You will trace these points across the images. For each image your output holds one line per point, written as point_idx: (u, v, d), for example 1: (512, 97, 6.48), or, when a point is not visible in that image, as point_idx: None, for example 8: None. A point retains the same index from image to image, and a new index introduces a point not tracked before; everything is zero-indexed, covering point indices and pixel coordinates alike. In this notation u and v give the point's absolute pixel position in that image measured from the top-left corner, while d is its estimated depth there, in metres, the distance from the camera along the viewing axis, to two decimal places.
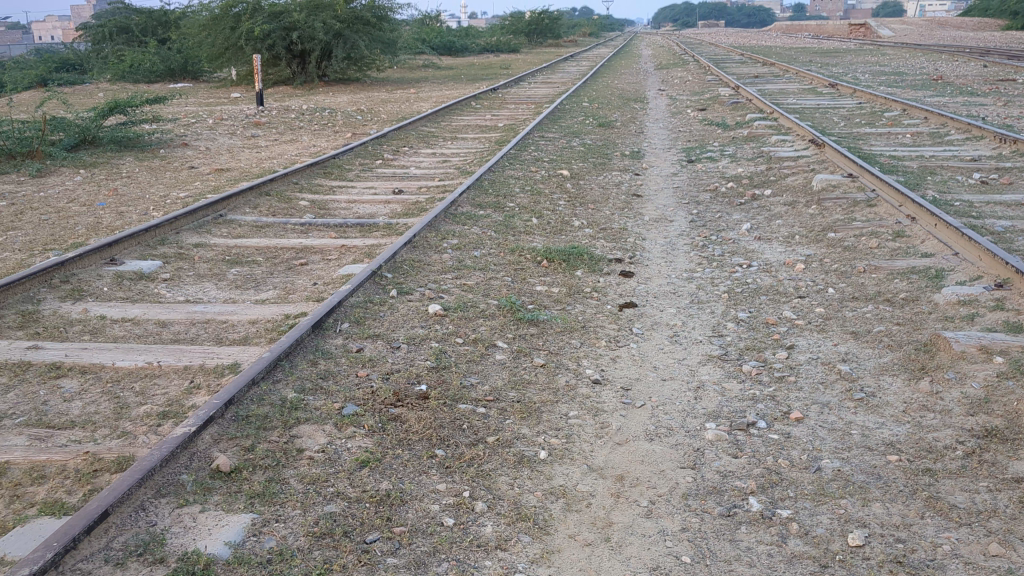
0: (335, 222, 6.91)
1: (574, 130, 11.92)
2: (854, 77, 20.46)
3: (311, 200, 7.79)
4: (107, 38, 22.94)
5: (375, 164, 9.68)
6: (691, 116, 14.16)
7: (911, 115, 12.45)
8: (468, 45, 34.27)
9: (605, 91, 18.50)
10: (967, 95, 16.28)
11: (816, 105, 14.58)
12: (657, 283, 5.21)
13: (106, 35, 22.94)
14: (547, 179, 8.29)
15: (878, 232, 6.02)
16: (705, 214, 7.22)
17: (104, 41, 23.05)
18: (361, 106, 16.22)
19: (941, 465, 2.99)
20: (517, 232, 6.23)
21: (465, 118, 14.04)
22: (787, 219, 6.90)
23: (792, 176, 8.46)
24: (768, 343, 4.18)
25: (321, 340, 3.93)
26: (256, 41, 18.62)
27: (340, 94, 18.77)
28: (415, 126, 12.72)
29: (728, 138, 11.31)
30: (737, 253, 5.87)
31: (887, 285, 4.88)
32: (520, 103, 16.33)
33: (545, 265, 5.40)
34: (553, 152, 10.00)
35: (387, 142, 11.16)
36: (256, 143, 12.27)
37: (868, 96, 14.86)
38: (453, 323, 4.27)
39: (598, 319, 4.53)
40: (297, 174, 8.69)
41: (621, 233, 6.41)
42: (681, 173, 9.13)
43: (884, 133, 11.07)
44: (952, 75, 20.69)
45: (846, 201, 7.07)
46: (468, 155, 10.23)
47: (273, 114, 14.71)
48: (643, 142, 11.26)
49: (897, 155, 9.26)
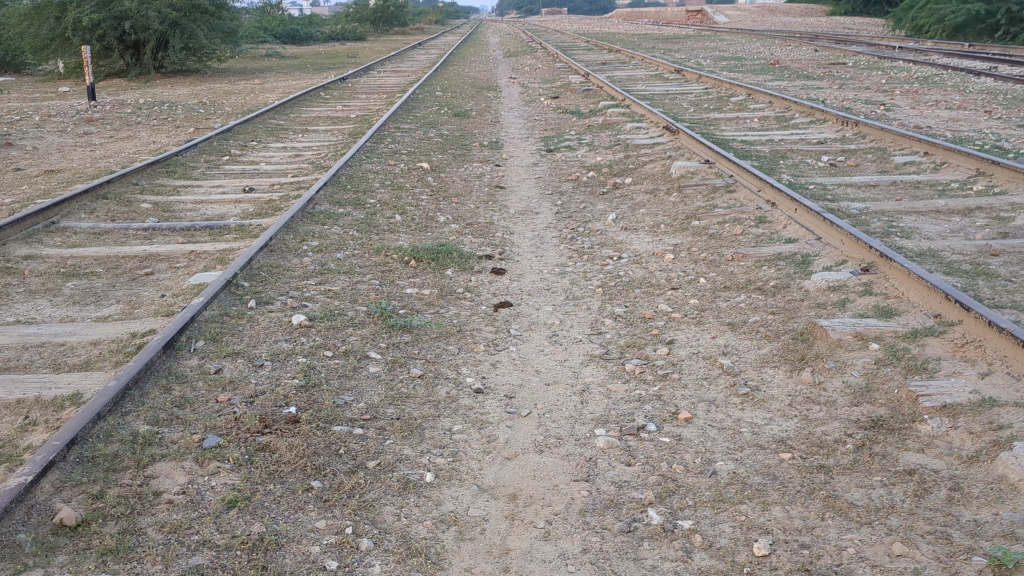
0: (182, 225, 6.44)
1: (429, 121, 11.67)
2: (698, 63, 21.01)
3: (154, 202, 7.26)
4: None
5: (222, 160, 9.16)
6: (545, 104, 14.15)
7: (755, 100, 12.82)
8: (313, 33, 33.42)
9: (457, 79, 18.31)
10: (804, 78, 16.95)
11: (666, 91, 14.84)
12: (529, 279, 5.06)
13: None
14: (407, 172, 8.03)
15: (741, 218, 6.07)
16: (569, 204, 7.14)
17: None
18: (203, 99, 15.44)
19: (834, 462, 2.95)
20: (380, 230, 5.96)
21: (315, 110, 13.56)
22: (651, 207, 6.90)
23: (650, 163, 8.50)
24: (648, 339, 4.09)
25: (174, 362, 3.58)
26: (84, 31, 17.56)
27: (179, 86, 17.83)
28: (262, 119, 12.17)
29: (584, 126, 11.32)
30: (606, 244, 5.80)
31: (757, 273, 4.90)
32: (371, 93, 15.92)
33: (413, 265, 5.16)
34: (409, 143, 9.73)
35: (234, 137, 10.62)
36: (89, 140, 11.45)
37: (714, 82, 15.24)
38: (320, 334, 3.99)
39: (473, 321, 4.34)
40: (137, 174, 8.10)
41: (487, 227, 6.23)
42: (541, 162, 9.04)
43: (732, 118, 11.33)
44: (788, 59, 21.54)
45: (706, 187, 7.12)
46: (322, 149, 9.83)
47: (107, 109, 13.80)
48: (500, 132, 11.14)
49: (749, 139, 9.47)
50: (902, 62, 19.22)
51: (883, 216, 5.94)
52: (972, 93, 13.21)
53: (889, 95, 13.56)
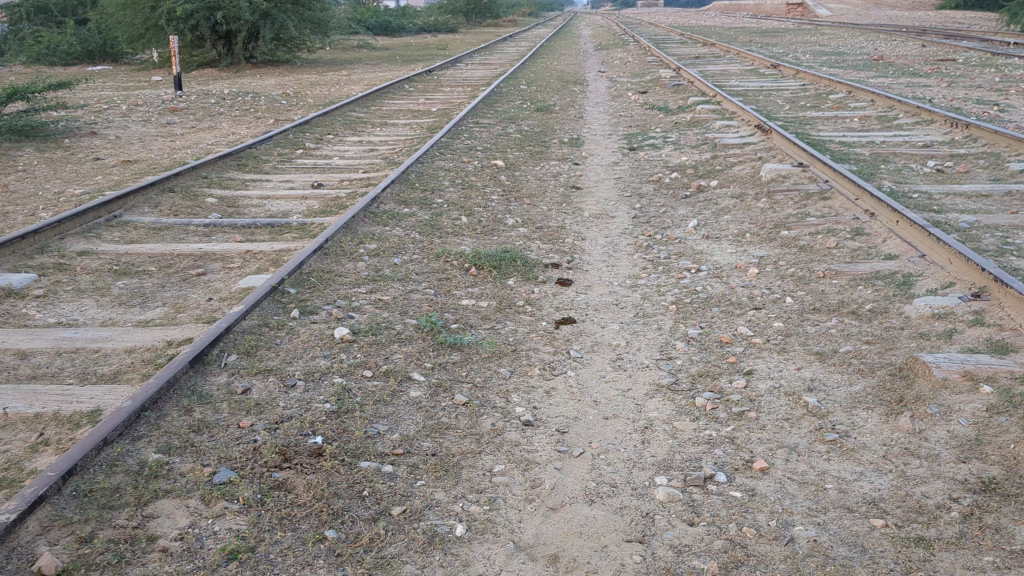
0: (243, 222, 6.24)
1: (510, 115, 11.33)
2: (796, 58, 20.17)
3: (220, 196, 7.10)
4: (24, 19, 21.58)
5: (295, 154, 8.99)
6: (631, 99, 13.67)
7: (856, 98, 12.11)
8: (405, 25, 33.40)
9: (543, 73, 17.92)
10: (910, 75, 16.05)
11: (760, 87, 14.20)
12: (598, 292, 4.67)
13: (22, 15, 21.55)
14: (480, 170, 7.71)
15: (835, 229, 5.56)
16: (648, 208, 6.71)
17: (20, 21, 21.66)
18: (289, 91, 15.41)
19: (935, 534, 2.50)
20: (444, 233, 5.64)
21: (396, 103, 13.36)
22: (736, 213, 6.43)
23: (738, 164, 8.00)
24: (724, 368, 3.67)
25: (200, 380, 3.31)
26: (178, 21, 17.74)
27: (268, 77, 17.90)
28: (342, 111, 12.03)
29: (672, 123, 10.82)
30: (684, 255, 5.37)
31: (851, 294, 4.41)
32: (455, 86, 15.67)
33: (474, 274, 4.83)
34: (487, 139, 9.42)
35: (311, 129, 10.46)
36: (171, 131, 11.45)
37: (811, 78, 14.52)
38: (362, 350, 3.68)
39: (530, 340, 3.97)
40: (208, 166, 7.97)
41: (558, 232, 5.86)
42: (623, 162, 8.61)
43: (831, 117, 10.69)
44: (892, 55, 20.50)
45: (797, 193, 6.61)
46: (397, 144, 9.58)
47: (193, 99, 13.86)
48: (583, 128, 10.74)
49: (847, 141, 8.86)
50: (1016, 58, 18.08)
51: (998, 232, 5.35)
52: None
53: (1004, 95, 12.67)
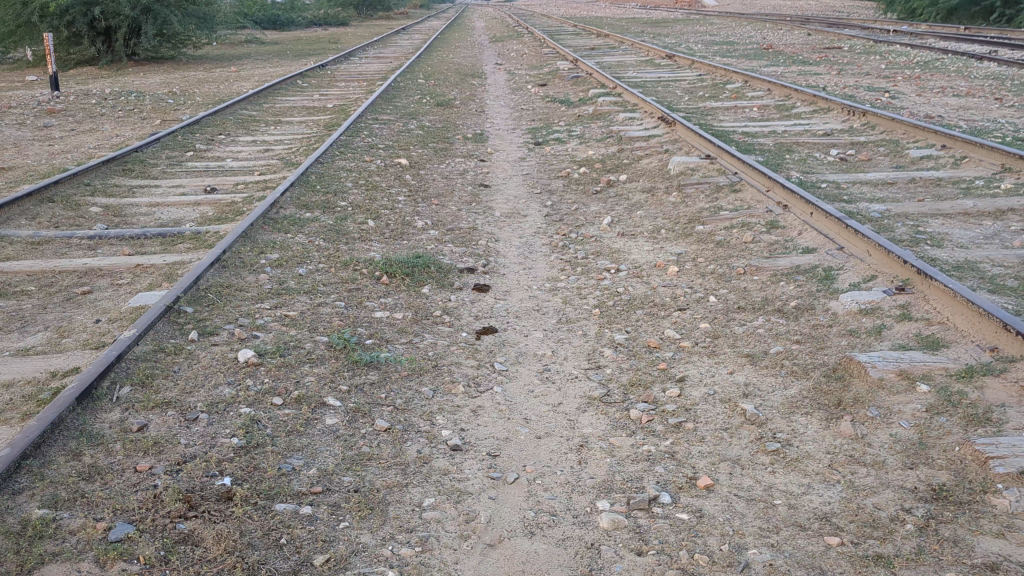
0: (132, 233, 5.83)
1: (410, 111, 11.03)
2: (689, 48, 20.38)
3: (105, 205, 6.63)
4: None
5: (185, 156, 8.52)
6: (532, 92, 13.53)
7: (753, 87, 12.22)
8: (294, 19, 32.53)
9: (441, 66, 17.60)
10: (801, 64, 16.37)
11: (658, 78, 14.24)
12: (517, 298, 4.48)
13: None
14: (383, 169, 7.43)
15: (750, 222, 5.50)
16: (559, 205, 6.55)
17: None
18: (175, 89, 14.73)
19: (893, 550, 2.38)
20: (351, 239, 5.36)
21: (290, 100, 12.89)
22: (649, 209, 6.32)
23: (646, 157, 7.92)
24: (655, 376, 3.51)
25: (89, 418, 2.97)
26: (52, 17, 16.81)
27: (153, 75, 17.11)
28: (233, 109, 11.53)
29: (574, 116, 10.71)
30: (601, 254, 5.22)
31: (774, 291, 4.33)
32: (350, 81, 15.25)
33: (385, 282, 4.57)
34: (388, 136, 9.13)
35: (201, 129, 9.96)
36: (49, 134, 10.77)
37: (707, 68, 14.63)
38: (271, 374, 3.39)
39: (451, 353, 3.75)
40: (90, 173, 7.46)
41: (470, 234, 5.64)
42: (529, 157, 8.44)
43: (730, 107, 10.74)
44: (781, 43, 20.93)
45: (708, 185, 6.54)
46: (294, 143, 9.20)
47: (71, 99, 13.10)
48: (485, 123, 10.53)
49: (750, 131, 8.89)
50: (898, 46, 18.65)
51: (908, 220, 5.37)
52: (978, 80, 12.63)
53: (892, 82, 12.99)
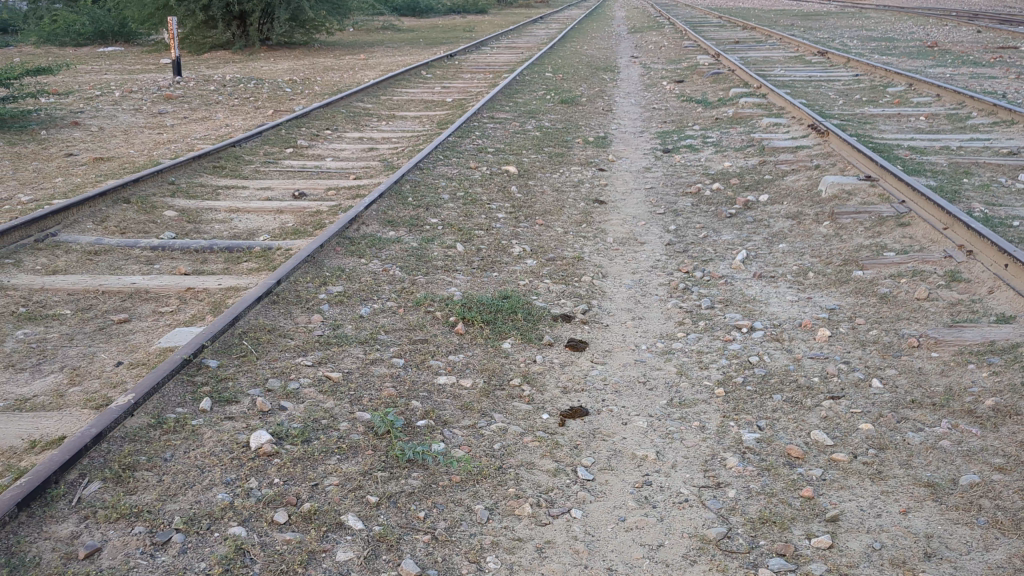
0: (198, 244, 5.19)
1: (530, 109, 10.21)
2: (843, 44, 18.88)
3: (182, 208, 6.05)
4: None
5: (284, 153, 7.95)
6: (666, 89, 12.49)
7: (917, 91, 10.85)
8: (434, 6, 32.18)
9: (572, 59, 16.73)
10: (971, 65, 14.74)
11: (808, 77, 12.96)
12: (620, 364, 3.58)
13: None
14: (488, 179, 6.64)
15: (923, 271, 4.42)
16: (685, 231, 5.59)
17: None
18: (298, 77, 14.36)
19: None
20: (433, 268, 4.56)
21: (410, 92, 12.28)
22: (793, 241, 5.29)
23: (791, 174, 6.85)
24: (797, 510, 2.56)
25: (28, 533, 2.24)
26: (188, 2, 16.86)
27: (281, 61, 16.89)
28: (347, 100, 10.97)
29: (711, 119, 9.65)
30: (730, 304, 4.25)
31: (960, 379, 3.29)
32: (476, 73, 14.55)
33: (460, 332, 3.76)
34: (501, 137, 8.35)
35: (308, 123, 9.39)
36: (161, 122, 10.45)
37: (864, 68, 13.24)
38: (286, 471, 2.61)
39: (525, 448, 2.88)
40: (178, 170, 6.94)
41: (574, 267, 4.78)
42: (655, 167, 7.47)
43: (892, 114, 9.46)
44: (946, 42, 19.13)
45: (867, 216, 5.46)
46: (401, 143, 8.50)
47: (191, 86, 12.86)
48: (611, 124, 9.62)
49: (917, 145, 7.67)
50: None
51: None
52: None
53: None
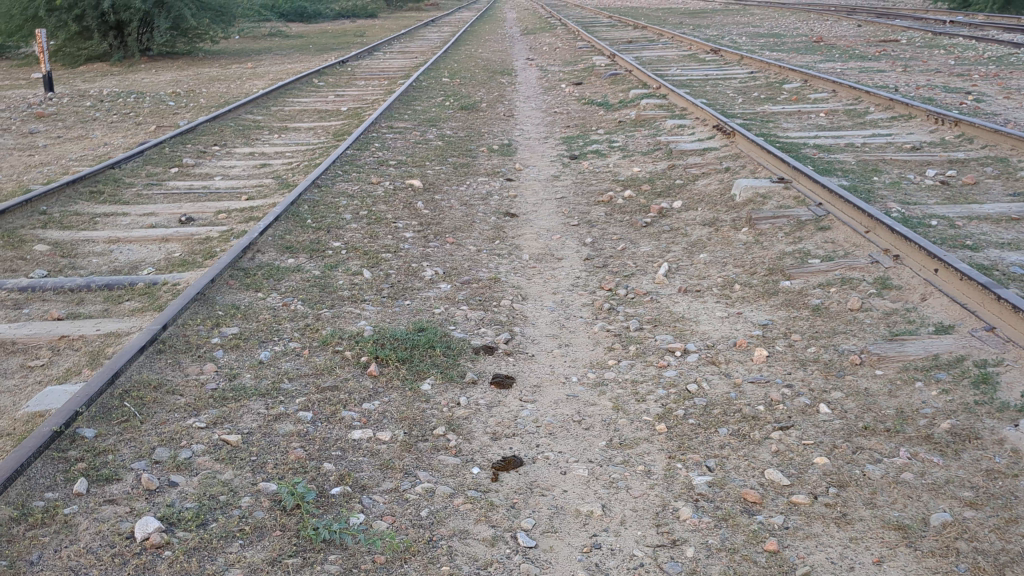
0: (73, 282, 4.68)
1: (429, 116, 9.86)
2: (733, 41, 19.10)
3: (55, 241, 5.51)
4: None
5: (168, 174, 7.40)
6: (565, 92, 12.31)
7: (813, 87, 10.91)
8: (322, 11, 31.41)
9: (468, 62, 16.44)
10: (859, 59, 15.01)
11: (705, 75, 12.96)
12: (552, 401, 3.28)
13: None
14: (391, 194, 6.27)
15: (851, 278, 4.26)
16: (602, 244, 5.34)
17: None
18: (181, 89, 13.66)
19: None
20: (339, 300, 4.19)
21: (302, 101, 11.78)
22: (715, 250, 5.10)
23: (702, 177, 6.69)
24: (763, 569, 2.30)
25: None
26: (59, 12, 15.89)
27: (163, 72, 16.10)
28: (236, 113, 10.42)
29: (615, 122, 9.47)
30: (660, 324, 4.01)
31: (911, 400, 3.10)
32: (370, 79, 14.11)
33: (373, 374, 3.40)
34: (402, 148, 7.98)
35: (194, 139, 8.82)
36: (31, 142, 9.70)
37: (759, 65, 13.32)
38: (179, 566, 2.23)
39: (457, 513, 2.56)
40: (49, 198, 6.35)
41: (490, 290, 4.47)
42: (564, 175, 7.22)
43: (793, 112, 9.45)
44: (831, 36, 19.55)
45: (785, 221, 5.31)
46: (295, 157, 8.05)
47: (64, 102, 12.05)
48: (513, 130, 9.35)
49: (823, 143, 7.63)
50: (962, 38, 17.19)
51: None
52: None
53: (968, 81, 11.64)
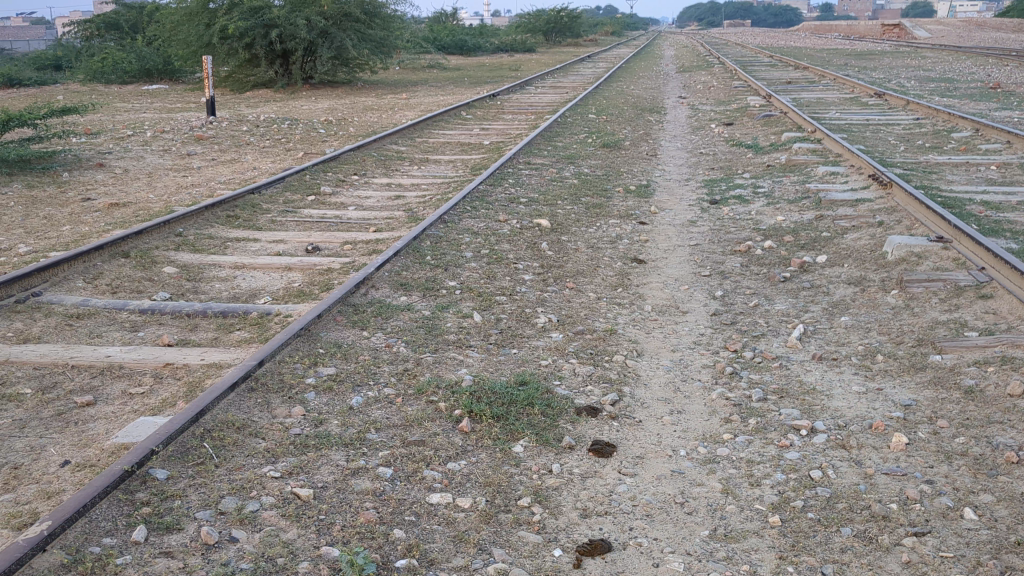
0: (191, 307, 4.70)
1: (569, 153, 9.70)
2: (901, 85, 18.17)
3: (185, 264, 5.60)
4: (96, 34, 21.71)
5: (305, 201, 7.50)
6: (714, 132, 11.92)
7: (985, 137, 10.13)
8: (481, 44, 32.01)
9: (618, 99, 16.26)
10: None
11: (866, 121, 12.28)
12: (654, 477, 2.98)
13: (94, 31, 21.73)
14: (518, 233, 6.10)
15: (1014, 358, 3.76)
16: (733, 298, 4.98)
17: (92, 38, 21.95)
18: (335, 117, 14.03)
19: None
20: (444, 344, 4.01)
21: (447, 133, 11.86)
22: (858, 314, 4.66)
23: (851, 231, 6.22)
24: None
25: None
26: (232, 40, 16.67)
27: (322, 100, 16.61)
28: (380, 143, 10.56)
29: (762, 166, 9.04)
30: (786, 395, 3.64)
31: None
32: (518, 113, 14.12)
33: (465, 430, 3.19)
34: (536, 185, 7.84)
35: (336, 167, 8.96)
36: (187, 164, 10.10)
37: (926, 111, 12.54)
38: None
39: None
40: (188, 220, 6.51)
41: (605, 343, 4.20)
42: (701, 220, 6.88)
43: (959, 163, 8.77)
44: (1009, 83, 18.30)
45: (940, 285, 4.81)
46: (430, 190, 8.02)
47: (224, 126, 12.56)
48: (654, 170, 9.06)
49: (991, 199, 6.99)
50: None
51: None
52: None
53: None
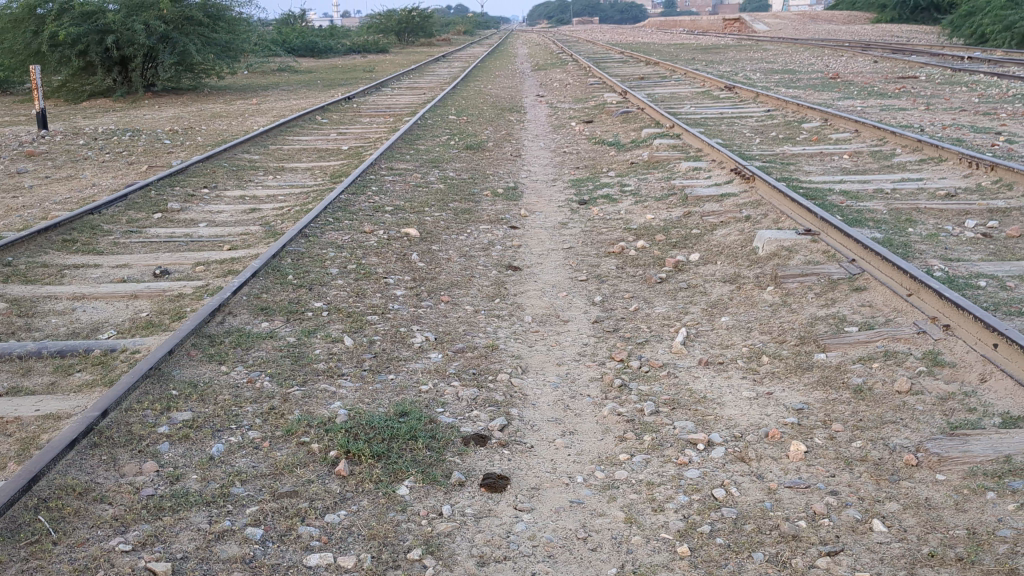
0: (22, 347, 4.20)
1: (432, 157, 9.42)
2: (748, 78, 18.69)
3: (15, 298, 5.04)
4: None
5: (151, 219, 6.96)
6: (575, 130, 11.88)
7: (834, 126, 10.43)
8: (333, 46, 31.28)
9: (477, 99, 16.08)
10: (879, 97, 14.54)
11: (721, 114, 12.50)
12: (552, 510, 2.77)
13: None
14: (384, 245, 5.80)
15: (896, 352, 3.73)
16: (613, 304, 4.84)
17: None
18: (181, 126, 13.29)
19: None
20: (314, 375, 3.69)
21: (302, 140, 11.38)
22: (738, 313, 4.59)
23: (721, 226, 6.20)
24: None
25: None
26: (63, 47, 15.55)
27: (166, 109, 15.74)
28: (231, 152, 10.01)
29: (626, 164, 9.01)
30: (678, 406, 3.49)
31: (984, 515, 2.57)
32: (376, 117, 13.73)
33: (342, 473, 2.89)
34: (400, 192, 7.54)
35: (184, 180, 8.39)
36: (17, 183, 9.29)
37: (776, 102, 12.85)
38: None
39: None
40: (17, 247, 5.90)
41: (487, 361, 3.97)
42: (572, 222, 6.74)
43: (814, 153, 8.97)
44: (848, 73, 19.09)
45: (815, 279, 4.80)
46: (288, 201, 7.61)
47: (58, 140, 11.68)
48: (519, 171, 8.90)
49: (850, 188, 7.13)
50: (983, 75, 16.69)
51: None
52: None
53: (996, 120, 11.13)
